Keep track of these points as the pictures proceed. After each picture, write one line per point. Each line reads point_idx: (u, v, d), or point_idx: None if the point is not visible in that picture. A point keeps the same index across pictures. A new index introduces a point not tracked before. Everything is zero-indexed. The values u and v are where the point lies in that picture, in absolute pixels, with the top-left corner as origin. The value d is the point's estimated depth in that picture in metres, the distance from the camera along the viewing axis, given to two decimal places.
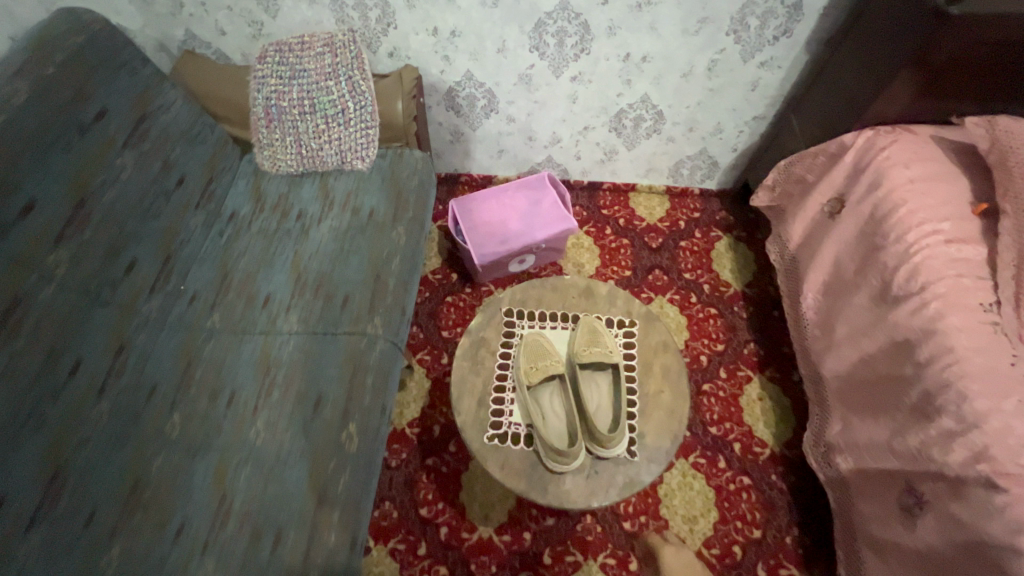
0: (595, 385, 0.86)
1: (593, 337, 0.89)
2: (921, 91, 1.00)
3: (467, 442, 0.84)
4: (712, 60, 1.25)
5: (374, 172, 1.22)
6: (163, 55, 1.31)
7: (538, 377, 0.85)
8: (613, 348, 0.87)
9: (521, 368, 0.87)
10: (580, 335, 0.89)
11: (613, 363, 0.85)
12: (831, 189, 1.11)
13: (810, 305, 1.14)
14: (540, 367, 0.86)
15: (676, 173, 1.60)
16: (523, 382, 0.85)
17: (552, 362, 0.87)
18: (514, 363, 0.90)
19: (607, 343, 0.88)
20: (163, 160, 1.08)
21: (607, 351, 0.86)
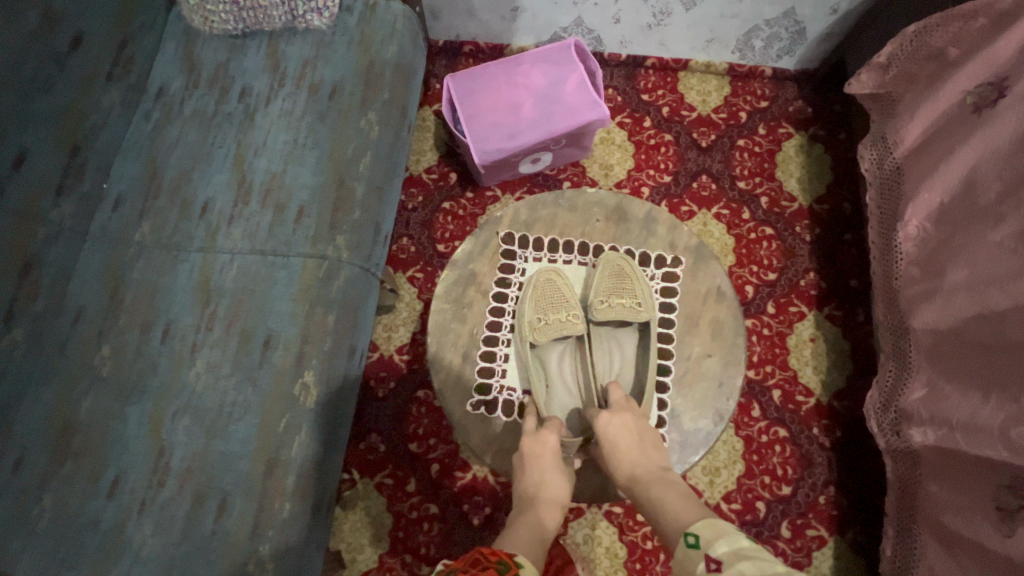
0: (618, 345, 0.80)
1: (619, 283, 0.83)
2: None
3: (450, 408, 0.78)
4: None
5: (338, 33, 0.91)
6: None
7: (551, 331, 0.78)
8: (643, 301, 0.79)
9: (527, 318, 0.80)
10: (604, 281, 0.82)
11: (638, 320, 0.78)
12: (985, 70, 0.76)
13: (909, 234, 0.87)
14: (552, 319, 0.79)
15: (745, 45, 1.21)
16: (529, 337, 0.78)
17: (568, 314, 0.79)
18: (518, 306, 0.83)
19: (634, 290, 0.80)
20: (44, 9, 0.78)
21: (634, 306, 0.79)
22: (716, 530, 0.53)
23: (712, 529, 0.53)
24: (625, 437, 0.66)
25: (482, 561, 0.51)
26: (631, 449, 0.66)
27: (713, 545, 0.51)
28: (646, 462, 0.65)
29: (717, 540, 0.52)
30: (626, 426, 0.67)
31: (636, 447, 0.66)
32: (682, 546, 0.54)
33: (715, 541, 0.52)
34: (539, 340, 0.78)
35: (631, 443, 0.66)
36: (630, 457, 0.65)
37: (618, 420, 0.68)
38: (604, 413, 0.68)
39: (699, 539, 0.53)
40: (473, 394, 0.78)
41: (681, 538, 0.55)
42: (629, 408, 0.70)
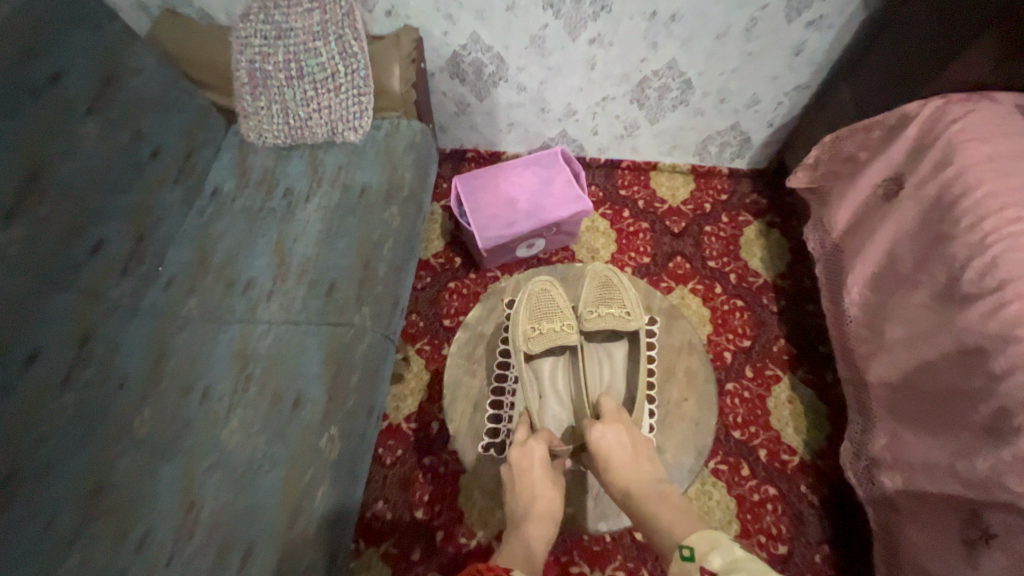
0: (607, 355, 0.93)
1: (608, 293, 0.98)
2: (1008, 51, 0.83)
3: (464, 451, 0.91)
4: (753, 19, 1.09)
5: (367, 145, 1.11)
6: (141, 15, 1.21)
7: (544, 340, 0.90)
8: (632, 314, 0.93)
9: (524, 327, 0.91)
10: (593, 297, 0.95)
11: (627, 329, 0.91)
12: (886, 168, 0.95)
13: (854, 300, 1.01)
14: (546, 329, 0.91)
15: (703, 151, 1.45)
16: (523, 345, 0.89)
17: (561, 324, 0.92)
18: (514, 319, 0.95)
19: (621, 304, 0.94)
20: (135, 129, 0.97)
21: (622, 316, 0.92)
22: (710, 542, 0.58)
23: (707, 542, 0.58)
24: (618, 450, 0.76)
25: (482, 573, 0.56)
26: (624, 462, 0.75)
27: (709, 558, 0.56)
28: (636, 475, 0.73)
29: (712, 553, 0.57)
30: (620, 441, 0.77)
31: (628, 461, 0.75)
32: (678, 559, 0.59)
33: (709, 554, 0.57)
34: (533, 348, 0.90)
35: (623, 456, 0.75)
36: (623, 470, 0.74)
37: (611, 434, 0.78)
38: (599, 427, 0.78)
39: (693, 552, 0.58)
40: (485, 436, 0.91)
41: (677, 551, 0.59)
42: (620, 420, 0.80)
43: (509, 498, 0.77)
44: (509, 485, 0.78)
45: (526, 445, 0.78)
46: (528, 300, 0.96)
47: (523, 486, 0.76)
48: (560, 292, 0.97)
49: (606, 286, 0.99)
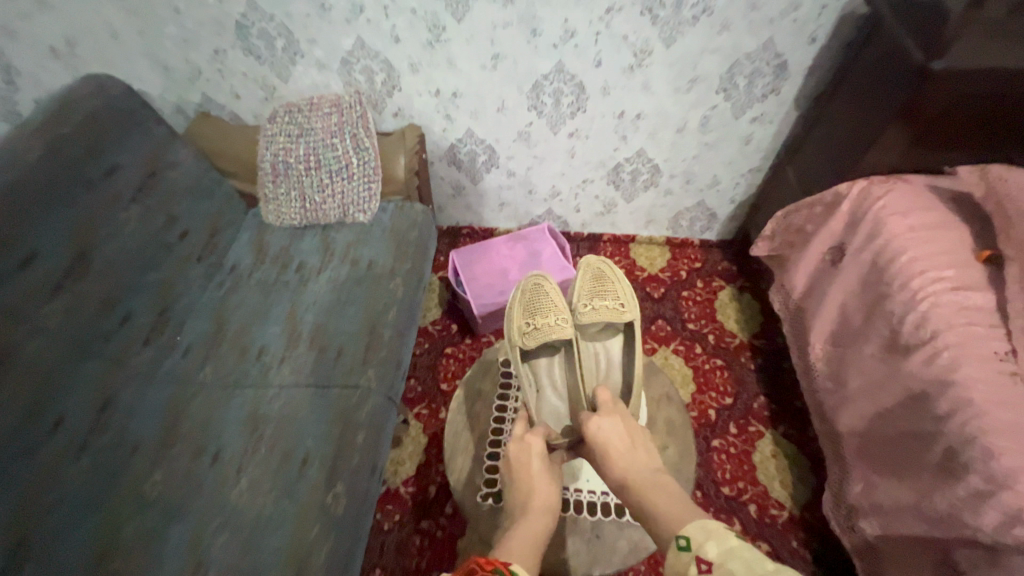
0: (603, 350, 1.04)
1: (601, 285, 1.06)
2: (913, 145, 0.97)
3: (462, 501, 0.95)
4: (706, 116, 1.28)
5: (374, 224, 1.25)
6: (179, 117, 1.39)
7: (540, 335, 0.97)
8: (625, 305, 1.02)
9: (520, 324, 0.99)
10: (587, 293, 1.04)
11: (621, 321, 1.00)
12: (829, 239, 1.10)
13: (819, 356, 1.11)
14: (541, 325, 0.98)
15: (675, 224, 1.62)
16: (519, 341, 0.97)
17: (556, 319, 0.98)
18: (511, 317, 1.02)
19: (615, 298, 1.02)
20: (168, 215, 1.10)
21: (616, 307, 1.01)
22: (706, 533, 0.61)
23: (702, 532, 0.61)
24: (616, 440, 0.80)
25: (478, 569, 0.60)
26: (620, 453, 0.78)
27: (705, 547, 0.59)
28: (633, 465, 0.77)
29: (707, 543, 0.60)
30: (617, 432, 0.82)
31: (626, 450, 0.79)
32: (675, 548, 0.62)
33: (705, 544, 0.60)
34: (529, 343, 0.97)
35: (620, 445, 0.80)
36: (620, 458, 0.78)
37: (608, 425, 0.82)
38: (596, 418, 0.83)
39: (690, 542, 0.61)
40: (483, 485, 0.95)
41: (673, 540, 0.63)
42: (616, 412, 0.85)
43: (510, 491, 0.81)
44: (509, 479, 0.83)
45: (523, 441, 0.85)
46: (523, 297, 1.04)
47: (523, 478, 0.81)
48: (555, 289, 1.06)
49: (599, 279, 1.08)
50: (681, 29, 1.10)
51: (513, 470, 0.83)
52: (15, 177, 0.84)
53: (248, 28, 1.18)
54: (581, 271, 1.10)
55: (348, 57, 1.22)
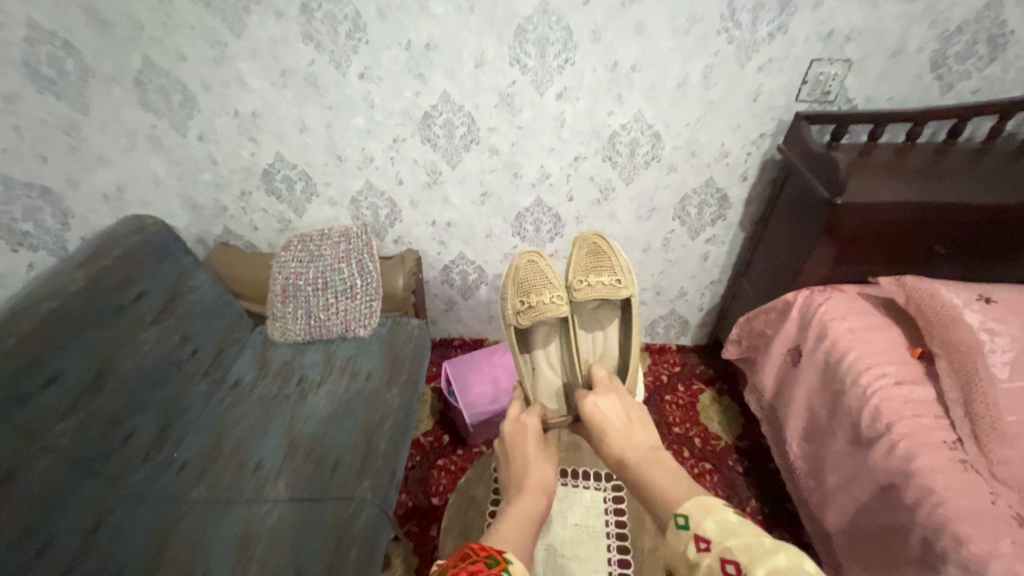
0: (601, 327, 1.13)
1: (597, 260, 1.12)
2: (839, 259, 1.14)
3: None
4: (666, 239, 1.48)
5: (373, 338, 1.35)
6: (201, 246, 1.56)
7: (535, 313, 1.06)
8: (622, 280, 1.08)
9: (516, 303, 1.07)
10: (582, 268, 1.12)
11: (617, 297, 1.07)
12: (787, 342, 1.22)
13: (797, 453, 1.16)
14: (537, 302, 1.06)
15: (652, 331, 1.75)
16: (514, 319, 1.07)
17: (551, 297, 1.06)
18: (509, 296, 1.11)
19: (610, 273, 1.09)
20: (182, 334, 1.19)
21: (612, 283, 1.08)
22: (704, 510, 0.59)
23: (700, 510, 0.60)
24: (613, 419, 0.82)
25: (471, 555, 0.61)
26: (615, 430, 0.79)
27: (703, 524, 0.58)
28: (629, 441, 0.76)
29: (705, 520, 0.58)
30: (614, 411, 0.83)
31: (621, 427, 0.80)
32: (673, 527, 0.60)
33: (703, 521, 0.58)
34: (523, 322, 1.06)
35: (616, 422, 0.81)
36: (614, 434, 0.79)
37: (605, 405, 0.84)
38: (591, 399, 0.85)
39: (688, 519, 0.59)
40: None
41: (671, 518, 0.61)
42: (613, 392, 0.88)
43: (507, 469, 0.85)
44: (506, 459, 0.86)
45: (519, 420, 0.92)
46: (517, 274, 1.13)
47: (519, 458, 0.84)
48: (549, 266, 1.13)
49: (597, 252, 1.14)
50: (637, 172, 1.34)
51: (510, 451, 0.86)
52: (55, 305, 0.94)
53: (273, 174, 1.40)
54: (578, 246, 1.17)
55: (357, 196, 1.43)
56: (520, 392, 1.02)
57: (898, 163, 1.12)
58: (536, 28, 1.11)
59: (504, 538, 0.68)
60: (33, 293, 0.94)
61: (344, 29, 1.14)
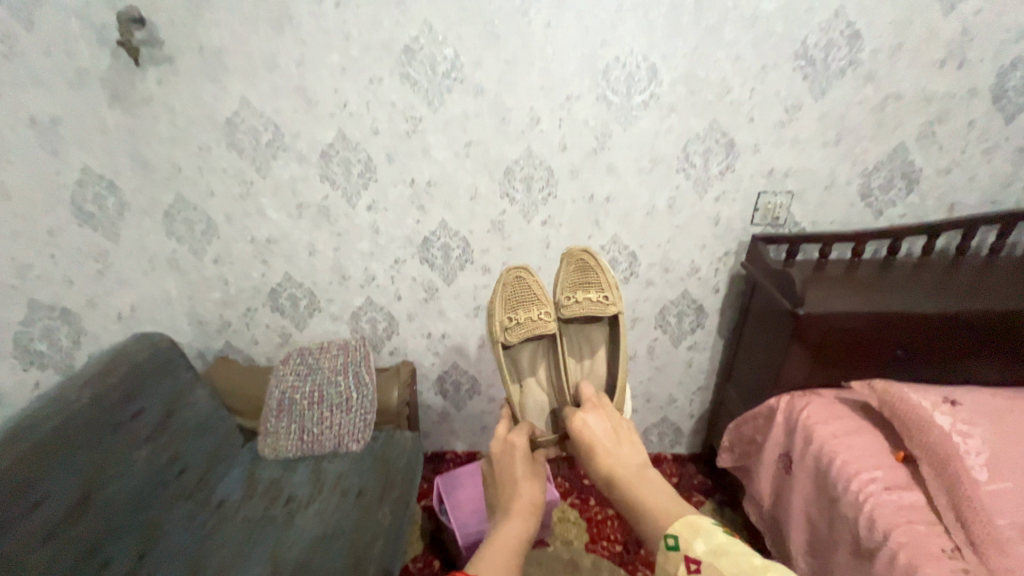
0: (588, 340, 1.18)
1: (585, 276, 1.15)
2: (812, 365, 1.21)
3: None
4: (651, 346, 1.55)
5: (366, 452, 1.34)
6: (199, 360, 1.60)
7: (523, 331, 1.07)
8: (609, 297, 1.11)
9: (504, 320, 1.08)
10: (570, 285, 1.15)
11: (604, 314, 1.10)
12: (777, 449, 1.24)
13: (804, 570, 1.11)
14: (525, 321, 1.08)
15: (646, 439, 1.75)
16: (502, 337, 1.08)
17: (539, 314, 1.08)
18: (495, 312, 1.11)
19: (597, 291, 1.12)
20: (173, 452, 1.18)
21: (599, 301, 1.11)
22: (694, 531, 0.65)
23: (689, 530, 0.65)
24: (601, 434, 0.86)
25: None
26: (605, 447, 0.83)
27: (693, 544, 0.64)
28: (616, 456, 0.81)
29: (695, 540, 0.64)
30: (602, 427, 0.88)
31: (610, 444, 0.84)
32: (663, 547, 0.65)
33: (693, 541, 0.64)
34: (512, 339, 1.07)
35: (604, 437, 0.86)
36: (603, 450, 0.83)
37: (593, 421, 0.89)
38: (580, 416, 0.89)
39: (677, 540, 0.65)
40: None
41: (662, 539, 0.66)
42: (600, 409, 0.93)
43: (495, 485, 0.87)
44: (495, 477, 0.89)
45: (504, 438, 0.94)
46: (506, 290, 1.13)
47: (508, 476, 0.86)
48: (537, 282, 1.14)
49: (585, 268, 1.15)
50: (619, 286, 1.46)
51: (500, 468, 0.89)
52: (57, 425, 0.96)
53: (280, 292, 1.50)
54: (566, 260, 1.17)
55: (357, 311, 1.52)
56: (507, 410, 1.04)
57: (850, 277, 1.25)
58: (522, 168, 1.30)
59: (496, 552, 0.69)
60: (34, 412, 0.96)
61: (357, 170, 1.32)
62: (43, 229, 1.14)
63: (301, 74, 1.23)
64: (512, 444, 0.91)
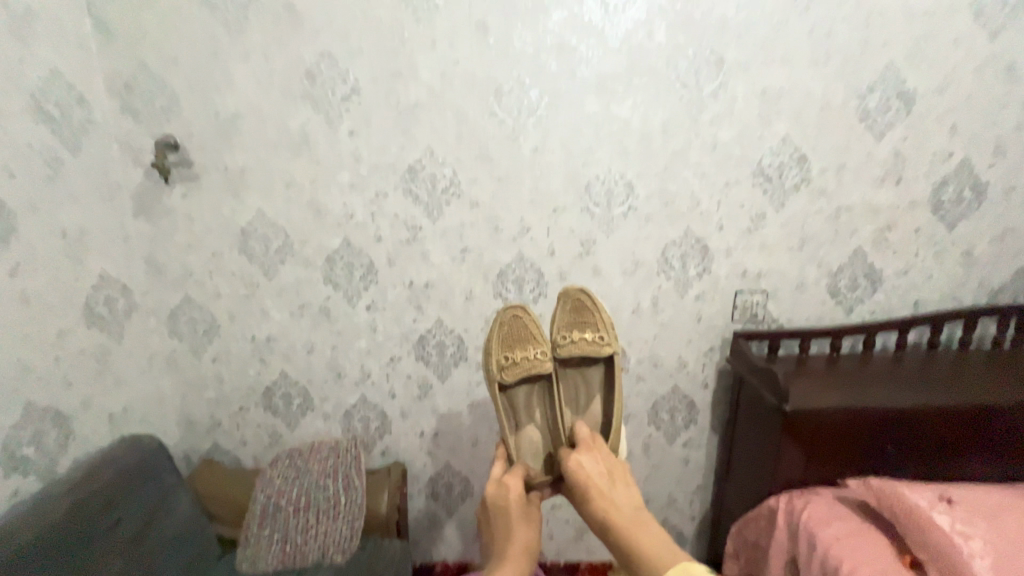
0: (584, 377, 1.17)
1: (583, 315, 1.14)
2: (806, 461, 1.21)
3: None
4: (646, 443, 1.54)
5: (351, 565, 1.26)
6: (183, 463, 1.56)
7: (518, 372, 1.09)
8: (605, 338, 1.12)
9: (499, 359, 1.10)
10: (566, 323, 1.14)
11: (600, 354, 1.11)
12: (782, 556, 1.19)
13: None
14: (520, 361, 1.10)
15: None
16: (498, 377, 1.09)
17: (534, 354, 1.11)
18: (490, 352, 1.11)
19: (593, 330, 1.13)
20: (148, 566, 1.10)
21: (595, 342, 1.12)
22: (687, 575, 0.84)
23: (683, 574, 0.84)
24: (595, 476, 0.98)
25: None
26: (601, 493, 0.96)
27: None
28: (611, 501, 0.96)
29: None
30: (597, 469, 1.00)
31: (606, 487, 0.97)
32: None
33: None
34: (507, 380, 1.09)
35: (599, 479, 0.98)
36: (599, 495, 0.96)
37: (588, 463, 1.00)
38: (576, 461, 1.00)
39: None
40: None
41: None
42: (593, 450, 1.03)
43: (498, 529, 0.99)
44: (497, 521, 1.00)
45: (503, 483, 1.02)
46: (502, 330, 1.12)
47: (510, 523, 0.98)
48: (534, 321, 1.13)
49: (582, 308, 1.13)
50: None
51: (501, 514, 0.99)
52: (28, 539, 0.92)
53: (274, 390, 1.51)
54: (562, 300, 1.14)
55: (350, 409, 1.52)
56: (502, 451, 1.10)
57: (831, 371, 1.30)
58: (514, 271, 1.40)
59: None
60: (8, 526, 0.92)
61: (359, 273, 1.41)
62: (52, 332, 1.16)
63: (314, 190, 1.36)
64: (512, 489, 1.01)
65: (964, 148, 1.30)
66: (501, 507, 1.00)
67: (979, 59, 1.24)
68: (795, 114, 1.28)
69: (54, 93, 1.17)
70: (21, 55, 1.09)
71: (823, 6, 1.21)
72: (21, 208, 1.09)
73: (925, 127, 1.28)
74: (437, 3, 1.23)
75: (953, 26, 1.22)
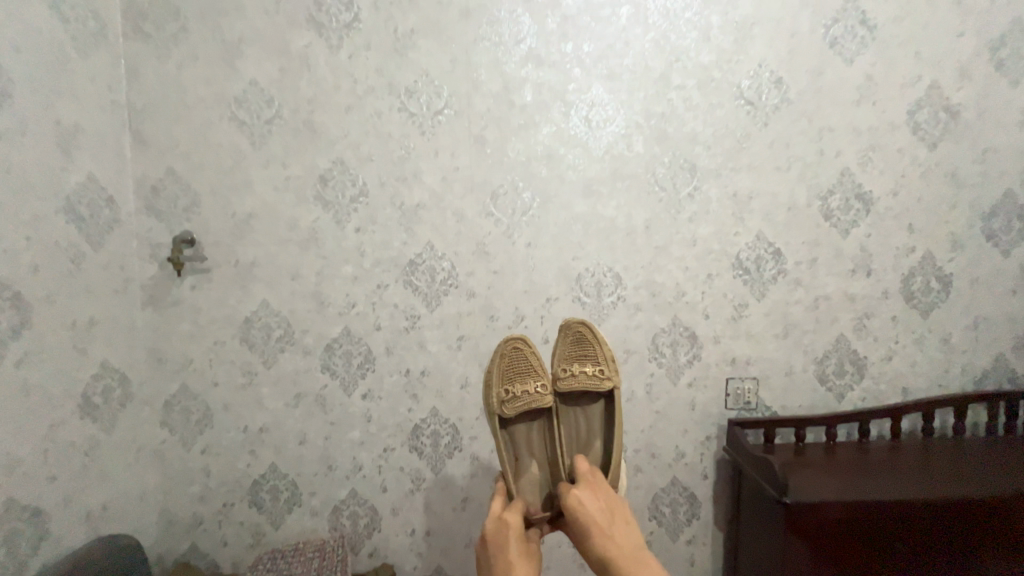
0: (586, 413, 1.18)
1: (583, 348, 1.17)
2: (815, 561, 1.16)
3: None
4: (648, 540, 1.46)
5: None
6: (156, 567, 1.46)
7: (518, 406, 1.11)
8: (605, 372, 1.14)
9: (500, 392, 1.12)
10: (566, 357, 1.17)
11: (600, 389, 1.13)
12: None
13: None
14: (520, 394, 1.12)
15: None
16: (498, 410, 1.11)
17: (535, 387, 1.12)
18: (491, 384, 1.14)
19: (594, 364, 1.15)
20: None
21: (595, 375, 1.14)
22: None
23: None
24: (594, 509, 0.94)
25: None
26: (600, 527, 0.92)
27: None
28: (611, 536, 0.91)
29: None
30: (596, 502, 0.96)
31: (604, 521, 0.93)
32: None
33: None
34: (507, 413, 1.10)
35: (598, 512, 0.94)
36: (597, 529, 0.91)
37: (586, 495, 0.96)
38: (574, 491, 0.96)
39: None
40: None
41: None
42: (592, 485, 1.00)
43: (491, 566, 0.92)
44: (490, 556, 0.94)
45: (500, 516, 0.99)
46: (503, 361, 1.15)
47: (503, 558, 0.92)
48: (535, 353, 1.16)
49: (582, 340, 1.17)
50: None
51: (495, 548, 0.94)
52: None
53: (262, 484, 1.47)
54: (563, 333, 1.18)
55: (339, 504, 1.46)
56: (501, 485, 1.08)
57: (829, 460, 1.28)
58: None
59: None
60: None
61: (357, 362, 1.44)
62: (46, 424, 1.16)
63: (318, 282, 1.43)
64: (509, 525, 0.96)
65: (925, 243, 1.40)
66: (496, 543, 0.95)
67: (923, 167, 1.39)
68: (766, 212, 1.40)
69: (86, 198, 1.28)
70: (64, 166, 1.22)
71: (780, 123, 1.38)
72: (38, 302, 1.15)
73: (886, 225, 1.40)
74: (439, 120, 1.39)
75: (895, 139, 1.38)
